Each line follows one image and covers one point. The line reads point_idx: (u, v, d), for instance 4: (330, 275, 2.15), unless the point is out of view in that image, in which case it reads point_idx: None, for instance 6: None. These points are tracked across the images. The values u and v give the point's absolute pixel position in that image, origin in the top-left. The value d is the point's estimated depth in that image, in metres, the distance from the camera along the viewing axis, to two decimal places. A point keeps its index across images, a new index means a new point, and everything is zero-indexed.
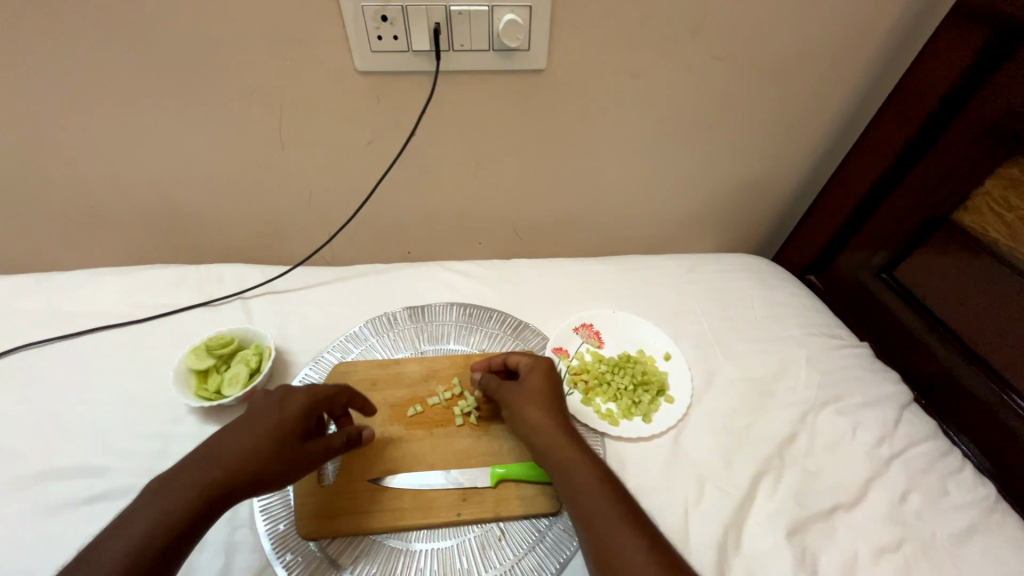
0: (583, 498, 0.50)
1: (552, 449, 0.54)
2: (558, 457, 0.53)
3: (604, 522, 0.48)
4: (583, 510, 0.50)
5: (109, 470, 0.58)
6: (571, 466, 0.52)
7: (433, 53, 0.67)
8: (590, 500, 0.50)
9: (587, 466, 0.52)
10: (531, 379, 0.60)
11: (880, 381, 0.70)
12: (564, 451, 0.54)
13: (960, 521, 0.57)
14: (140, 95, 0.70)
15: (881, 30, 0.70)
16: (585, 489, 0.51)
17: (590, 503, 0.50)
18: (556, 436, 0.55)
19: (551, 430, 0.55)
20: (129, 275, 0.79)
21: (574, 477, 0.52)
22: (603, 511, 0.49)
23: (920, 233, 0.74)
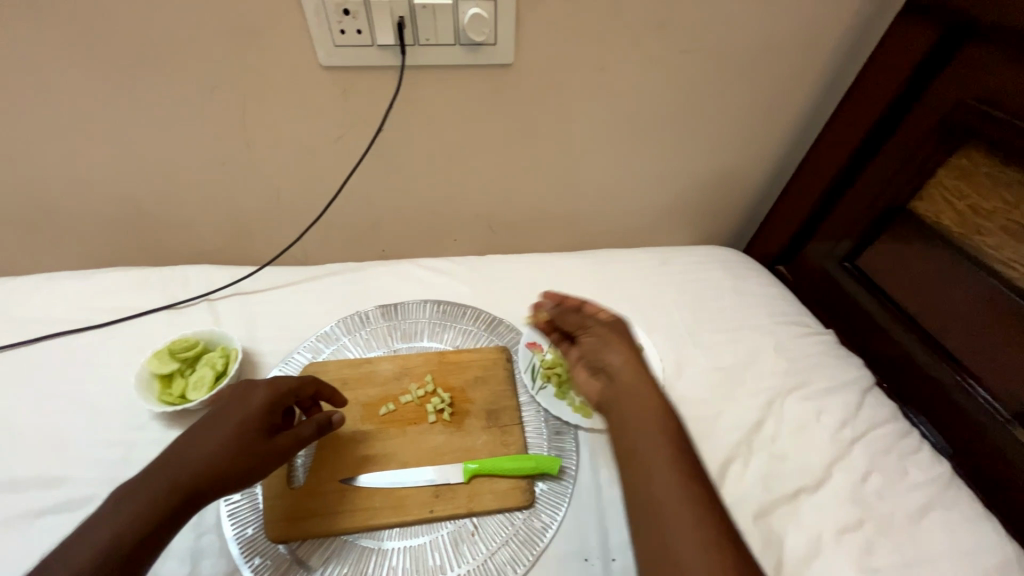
0: (636, 441, 0.46)
1: (615, 388, 0.51)
2: (619, 397, 0.50)
3: (652, 469, 0.43)
4: (632, 456, 0.45)
5: (70, 479, 0.56)
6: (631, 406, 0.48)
7: (398, 47, 0.66)
8: (641, 447, 0.45)
9: (644, 409, 0.47)
10: (616, 323, 0.56)
11: (844, 365, 0.73)
12: (624, 391, 0.50)
13: (918, 499, 0.59)
14: (95, 92, 0.68)
15: (841, 23, 0.71)
16: (638, 434, 0.46)
17: (638, 450, 0.45)
18: (620, 373, 0.51)
19: (616, 368, 0.52)
20: (90, 279, 0.77)
21: (628, 419, 0.48)
22: (652, 456, 0.44)
23: (881, 221, 0.76)
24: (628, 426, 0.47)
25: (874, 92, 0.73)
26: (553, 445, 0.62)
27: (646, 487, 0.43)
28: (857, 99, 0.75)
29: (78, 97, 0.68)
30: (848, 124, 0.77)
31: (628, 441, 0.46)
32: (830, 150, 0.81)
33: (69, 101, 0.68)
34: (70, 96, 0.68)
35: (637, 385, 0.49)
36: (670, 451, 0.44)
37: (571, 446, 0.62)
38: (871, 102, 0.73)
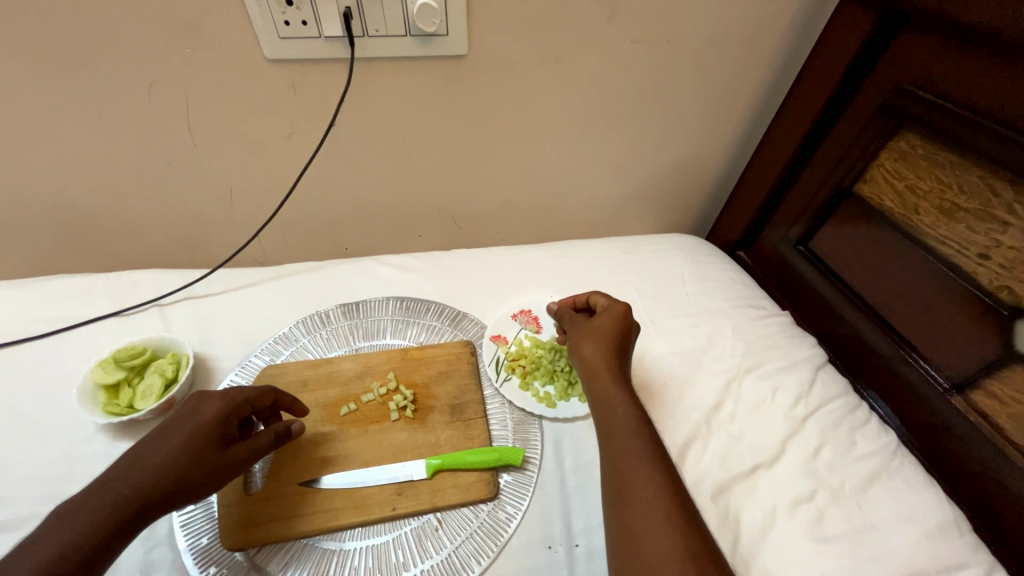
0: (615, 429, 0.52)
1: (590, 374, 0.58)
2: (591, 383, 0.57)
3: (625, 449, 0.50)
4: (609, 442, 0.52)
5: (9, 499, 0.54)
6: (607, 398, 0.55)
7: (346, 39, 0.64)
8: (620, 432, 0.52)
9: (619, 400, 0.54)
10: (595, 322, 0.62)
11: (798, 345, 0.75)
12: (596, 378, 0.57)
13: (866, 469, 0.62)
14: (19, 92, 0.63)
15: (788, 12, 0.73)
16: (618, 422, 0.53)
17: (618, 435, 0.52)
18: (593, 363, 0.58)
19: (590, 357, 0.59)
20: (26, 288, 0.73)
21: (605, 406, 0.55)
22: (626, 440, 0.51)
23: (830, 205, 0.79)
24: (603, 412, 0.54)
25: (820, 80, 0.75)
26: (518, 436, 0.63)
27: (618, 465, 0.50)
28: (806, 87, 0.77)
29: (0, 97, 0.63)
30: (798, 111, 0.80)
31: (606, 425, 0.53)
32: (782, 137, 0.83)
33: None
34: None
35: (612, 377, 0.56)
36: (643, 438, 0.51)
37: (536, 436, 0.63)
38: (819, 89, 0.75)
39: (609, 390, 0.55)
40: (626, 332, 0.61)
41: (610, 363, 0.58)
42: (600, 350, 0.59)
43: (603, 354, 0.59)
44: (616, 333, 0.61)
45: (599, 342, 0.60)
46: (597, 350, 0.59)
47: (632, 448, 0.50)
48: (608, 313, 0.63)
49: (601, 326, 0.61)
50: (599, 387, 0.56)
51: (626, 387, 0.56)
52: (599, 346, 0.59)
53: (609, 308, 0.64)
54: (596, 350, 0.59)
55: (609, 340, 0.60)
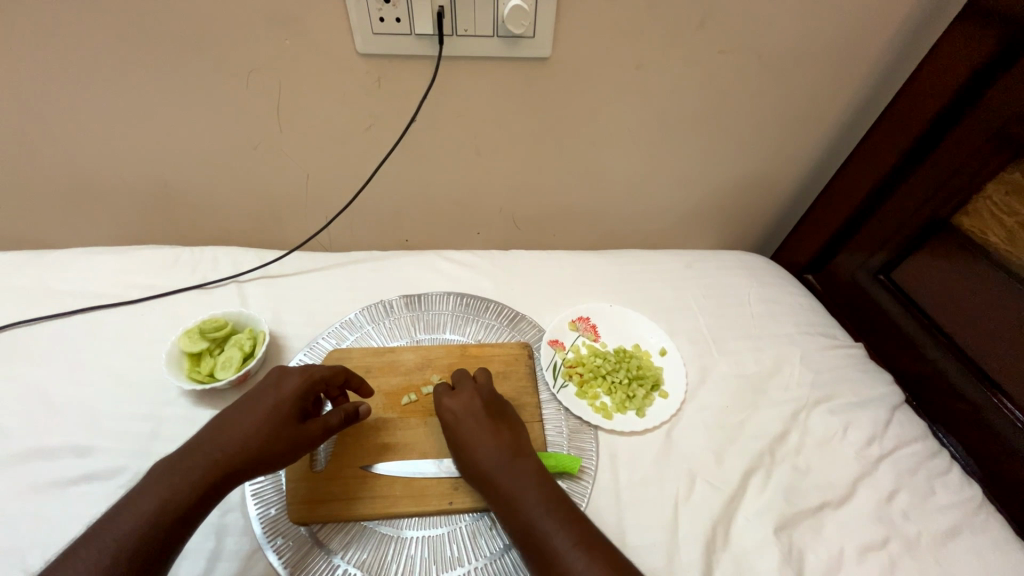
0: (520, 509, 0.49)
1: (465, 454, 0.54)
2: (469, 466, 0.53)
3: (542, 531, 0.47)
4: (523, 527, 0.48)
5: (103, 449, 0.58)
6: (499, 480, 0.51)
7: (435, 37, 0.65)
8: (529, 513, 0.49)
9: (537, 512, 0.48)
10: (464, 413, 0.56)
11: (873, 380, 0.71)
12: (478, 455, 0.53)
13: (945, 521, 0.58)
14: (134, 72, 0.68)
15: (892, 26, 0.69)
16: (523, 506, 0.49)
17: (528, 517, 0.48)
18: (473, 443, 0.54)
19: (462, 431, 0.55)
20: (123, 255, 0.79)
21: (495, 488, 0.51)
22: (539, 519, 0.48)
23: (922, 234, 0.74)
24: (502, 495, 0.51)
25: (921, 100, 0.70)
26: (573, 444, 0.62)
27: (546, 558, 0.46)
28: (904, 107, 0.73)
29: (118, 76, 0.69)
30: (891, 132, 0.75)
31: (509, 508, 0.50)
32: (869, 159, 0.79)
33: (109, 81, 0.69)
34: (111, 75, 0.68)
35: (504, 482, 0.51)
36: (553, 511, 0.49)
37: (591, 446, 0.62)
38: (920, 110, 0.71)
39: (500, 470, 0.52)
40: (494, 403, 0.58)
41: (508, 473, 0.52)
42: (471, 427, 0.55)
43: (487, 428, 0.55)
44: (474, 411, 0.56)
45: (467, 419, 0.56)
46: (474, 427, 0.55)
47: (549, 528, 0.47)
48: (475, 389, 0.59)
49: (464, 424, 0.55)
50: (485, 470, 0.52)
51: (514, 460, 0.53)
52: (467, 420, 0.56)
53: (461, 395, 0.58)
54: (470, 429, 0.55)
55: (481, 414, 0.56)
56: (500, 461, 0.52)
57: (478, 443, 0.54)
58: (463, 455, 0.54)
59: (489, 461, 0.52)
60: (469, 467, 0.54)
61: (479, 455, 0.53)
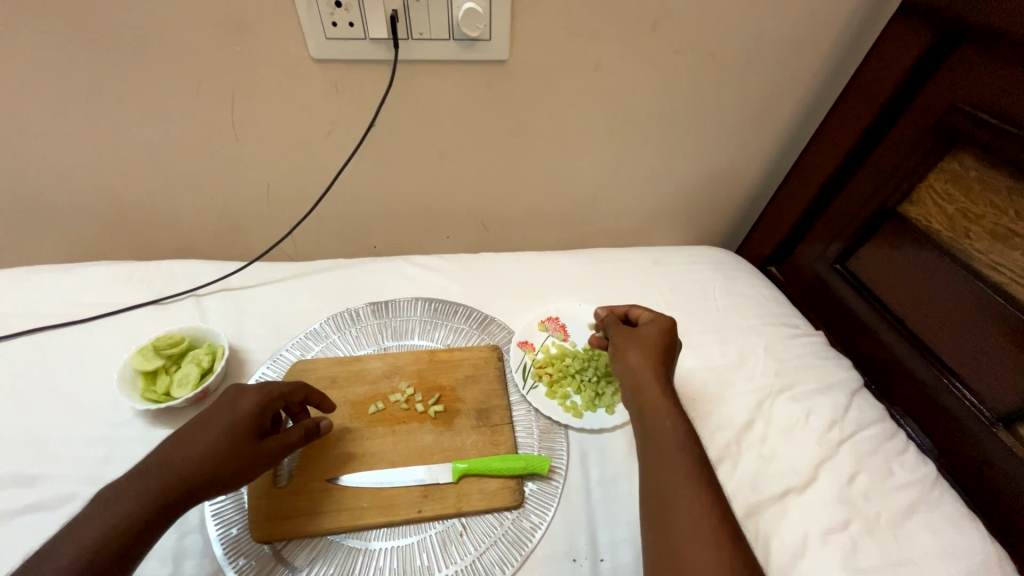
0: (650, 417, 0.54)
1: (634, 382, 0.57)
2: (629, 373, 0.58)
3: (677, 469, 0.49)
4: (644, 428, 0.54)
5: (51, 477, 0.55)
6: (646, 396, 0.56)
7: (390, 41, 0.65)
8: (668, 452, 0.50)
9: (670, 423, 0.53)
10: (644, 331, 0.62)
11: (833, 367, 0.73)
12: (638, 367, 0.58)
13: (903, 499, 0.60)
14: (74, 81, 0.65)
15: (837, 24, 0.71)
16: (667, 442, 0.51)
17: (667, 455, 0.50)
18: (640, 371, 0.58)
19: (635, 366, 0.58)
20: (73, 273, 0.75)
21: (646, 419, 0.54)
22: (677, 460, 0.50)
23: (873, 224, 0.77)
24: (648, 423, 0.54)
25: (866, 95, 0.73)
26: (543, 445, 0.62)
27: (659, 459, 0.50)
28: (851, 102, 0.76)
29: (56, 86, 0.65)
30: (840, 127, 0.78)
31: (651, 438, 0.52)
32: (823, 153, 0.81)
33: (48, 92, 0.66)
34: (50, 85, 0.65)
35: (657, 393, 0.55)
36: (696, 461, 0.50)
37: (562, 446, 0.62)
38: (866, 104, 0.73)
39: (655, 405, 0.55)
40: (670, 345, 0.61)
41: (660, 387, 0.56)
42: (649, 346, 0.60)
43: (659, 353, 0.59)
44: (660, 337, 0.61)
45: (640, 351, 0.60)
46: (643, 359, 0.58)
47: (682, 471, 0.49)
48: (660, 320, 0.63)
49: (649, 340, 0.60)
50: (643, 395, 0.56)
51: (671, 395, 0.55)
52: (649, 344, 0.60)
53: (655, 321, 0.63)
54: (636, 359, 0.59)
55: (655, 353, 0.59)
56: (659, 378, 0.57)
57: (655, 378, 0.57)
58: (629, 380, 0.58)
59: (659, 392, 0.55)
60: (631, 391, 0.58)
61: (644, 385, 0.56)
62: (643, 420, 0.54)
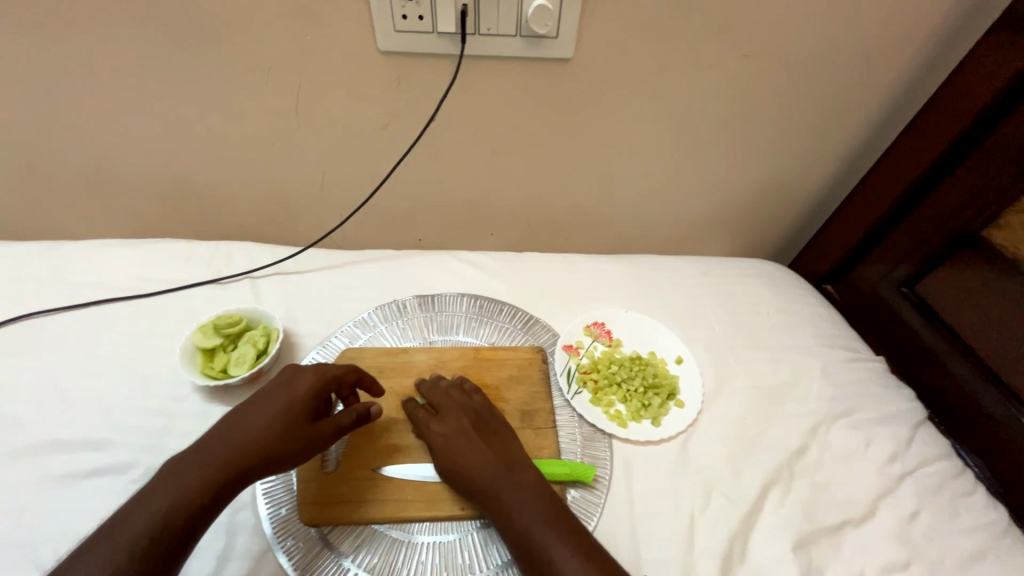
0: (514, 519, 0.50)
1: (455, 468, 0.54)
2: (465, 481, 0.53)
3: (548, 549, 0.47)
4: (515, 536, 0.49)
5: (115, 443, 0.58)
6: (499, 502, 0.51)
7: (457, 36, 0.64)
8: (536, 533, 0.48)
9: (533, 519, 0.49)
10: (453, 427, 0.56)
11: (894, 396, 0.69)
12: (471, 472, 0.53)
13: (970, 544, 0.56)
14: (153, 64, 0.68)
15: (925, 33, 0.67)
16: (541, 546, 0.48)
17: (545, 560, 0.47)
18: (468, 455, 0.54)
19: (449, 443, 0.55)
20: (139, 248, 0.79)
21: (497, 503, 0.51)
22: (548, 539, 0.48)
23: (948, 248, 0.73)
24: (500, 512, 0.51)
25: (952, 110, 0.69)
26: (586, 452, 0.61)
27: (542, 567, 0.47)
28: (935, 116, 0.71)
29: (136, 68, 0.68)
30: (919, 142, 0.73)
31: (512, 525, 0.49)
32: (896, 168, 0.77)
33: (129, 74, 0.69)
34: (131, 67, 0.68)
35: (509, 497, 0.51)
36: (575, 552, 0.47)
37: (606, 455, 0.61)
38: (951, 120, 0.69)
39: (505, 485, 0.52)
40: (474, 430, 0.56)
41: (502, 483, 0.52)
42: (463, 442, 0.55)
43: (479, 442, 0.55)
44: (463, 426, 0.56)
45: (458, 433, 0.56)
46: (469, 442, 0.55)
47: (557, 547, 0.47)
48: (459, 407, 0.59)
49: (448, 435, 0.56)
50: (479, 483, 0.52)
51: (511, 487, 0.52)
52: (459, 435, 0.56)
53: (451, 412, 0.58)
54: (462, 441, 0.55)
55: (462, 446, 0.55)
56: (492, 475, 0.52)
57: (472, 460, 0.54)
58: (456, 470, 0.54)
59: (480, 476, 0.53)
60: (464, 483, 0.53)
61: (476, 469, 0.53)
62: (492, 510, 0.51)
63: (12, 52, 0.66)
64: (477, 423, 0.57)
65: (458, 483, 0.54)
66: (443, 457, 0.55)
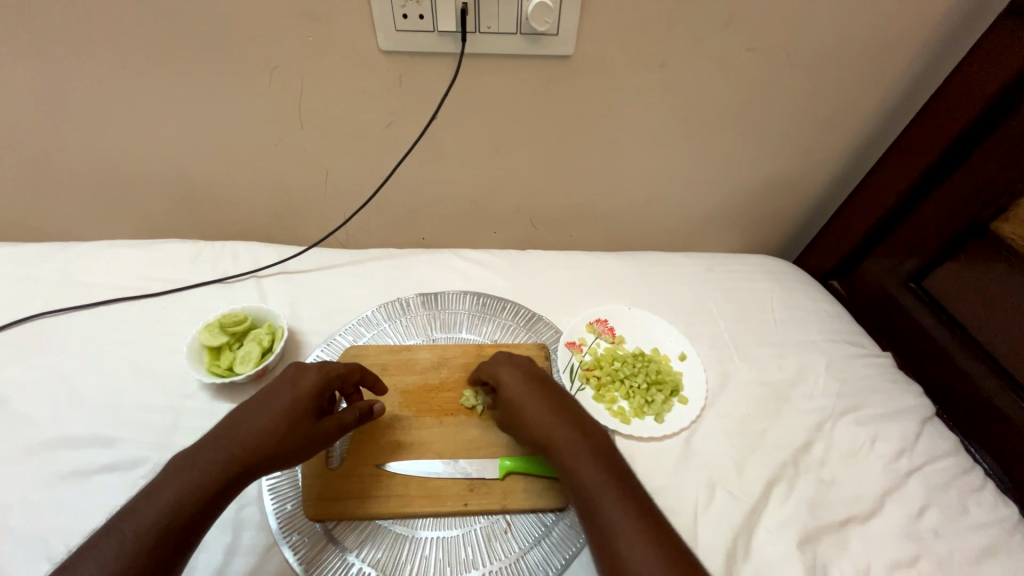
0: (573, 466, 0.49)
1: (518, 415, 0.54)
2: (527, 427, 0.53)
3: (604, 499, 0.46)
4: (572, 482, 0.48)
5: (123, 440, 0.59)
6: (559, 447, 0.50)
7: (458, 34, 0.65)
8: (589, 480, 0.47)
9: (591, 469, 0.48)
10: (520, 375, 0.57)
11: (901, 392, 0.69)
12: (532, 418, 0.53)
13: (979, 540, 0.56)
14: (158, 66, 0.69)
15: (931, 24, 0.66)
16: (599, 495, 0.46)
17: (602, 509, 0.45)
18: (530, 404, 0.54)
19: (517, 395, 0.55)
20: (146, 249, 0.80)
21: (560, 455, 0.50)
22: (610, 497, 0.46)
23: (955, 242, 0.72)
24: (564, 465, 0.49)
25: (959, 102, 0.68)
26: None
27: (599, 515, 0.45)
28: (940, 109, 0.70)
29: (142, 70, 0.69)
30: (925, 135, 0.72)
31: (575, 479, 0.48)
32: (901, 161, 0.76)
33: (134, 76, 0.70)
34: (137, 70, 0.69)
35: (570, 443, 0.50)
36: (633, 505, 0.45)
37: None
38: (956, 112, 0.68)
39: (570, 439, 0.50)
40: (541, 383, 0.56)
41: (566, 432, 0.51)
42: (526, 391, 0.55)
43: (544, 393, 0.55)
44: (526, 377, 0.56)
45: (529, 386, 0.56)
46: (539, 395, 0.54)
47: (618, 506, 0.45)
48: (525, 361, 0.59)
49: (515, 383, 0.56)
50: (545, 435, 0.51)
51: (574, 436, 0.51)
52: (525, 384, 0.56)
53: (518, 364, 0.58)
54: (531, 395, 0.55)
55: (527, 394, 0.55)
56: (554, 422, 0.52)
57: (529, 407, 0.54)
58: (524, 420, 0.53)
59: (548, 429, 0.52)
60: (526, 431, 0.53)
61: (535, 419, 0.53)
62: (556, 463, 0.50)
63: (22, 57, 0.67)
64: (541, 375, 0.58)
65: (521, 429, 0.54)
66: (507, 405, 0.55)
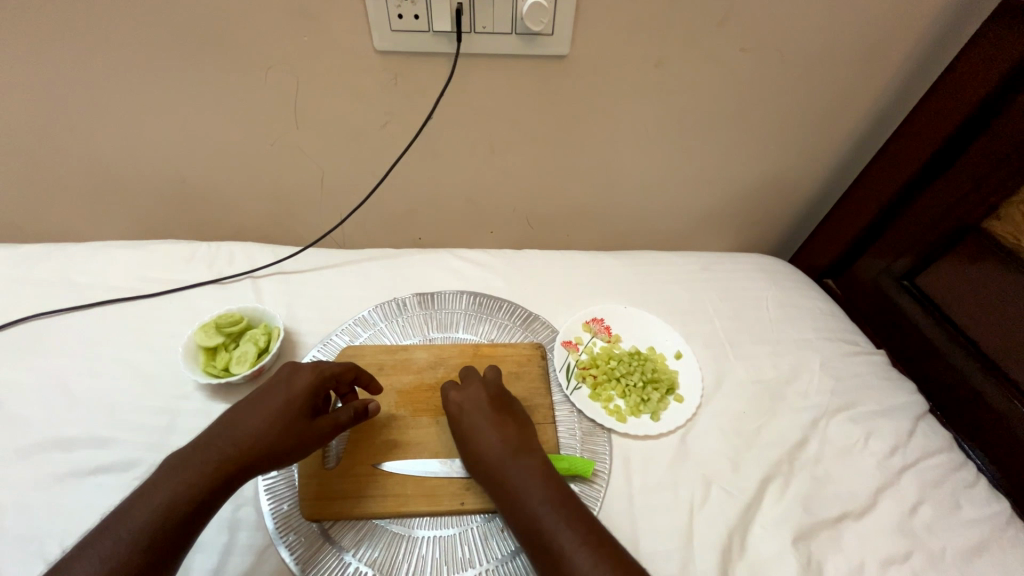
0: (522, 499, 0.49)
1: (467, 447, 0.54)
2: (477, 460, 0.53)
3: (554, 531, 0.46)
4: (522, 516, 0.48)
5: (119, 441, 0.59)
6: (507, 479, 0.51)
7: (453, 34, 0.65)
8: (540, 512, 0.48)
9: (539, 502, 0.48)
10: (475, 402, 0.57)
11: (894, 389, 0.69)
12: (483, 448, 0.53)
13: (971, 536, 0.56)
14: (152, 66, 0.69)
15: (924, 23, 0.66)
16: (548, 529, 0.46)
17: (552, 543, 0.46)
18: (479, 436, 0.54)
19: (466, 427, 0.55)
20: (142, 250, 0.80)
21: (507, 485, 0.50)
22: (556, 527, 0.46)
23: (948, 241, 0.73)
24: (510, 494, 0.50)
25: (950, 101, 0.68)
26: (586, 447, 0.61)
27: (549, 548, 0.46)
28: (932, 108, 0.70)
29: (136, 70, 0.69)
30: (917, 135, 0.73)
31: (520, 511, 0.49)
32: (895, 161, 0.76)
33: (127, 75, 0.69)
34: (131, 70, 0.69)
35: (518, 476, 0.50)
36: (583, 536, 0.46)
37: (605, 449, 0.61)
38: (948, 112, 0.69)
39: (518, 471, 0.51)
40: (494, 410, 0.56)
41: (513, 464, 0.51)
42: (478, 420, 0.55)
43: (495, 421, 0.55)
44: (478, 405, 0.56)
45: (476, 413, 0.56)
46: (485, 422, 0.55)
47: (564, 536, 0.46)
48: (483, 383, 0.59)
49: (467, 412, 0.56)
50: (491, 465, 0.52)
51: (522, 469, 0.51)
52: (477, 411, 0.56)
53: (473, 390, 0.58)
54: (480, 421, 0.55)
55: (479, 423, 0.55)
56: (503, 453, 0.52)
57: (479, 436, 0.54)
58: (472, 451, 0.54)
59: (495, 458, 0.52)
60: (476, 463, 0.53)
61: (484, 450, 0.53)
62: (503, 493, 0.50)
63: (16, 58, 0.67)
64: (493, 401, 0.58)
65: (471, 461, 0.54)
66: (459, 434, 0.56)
